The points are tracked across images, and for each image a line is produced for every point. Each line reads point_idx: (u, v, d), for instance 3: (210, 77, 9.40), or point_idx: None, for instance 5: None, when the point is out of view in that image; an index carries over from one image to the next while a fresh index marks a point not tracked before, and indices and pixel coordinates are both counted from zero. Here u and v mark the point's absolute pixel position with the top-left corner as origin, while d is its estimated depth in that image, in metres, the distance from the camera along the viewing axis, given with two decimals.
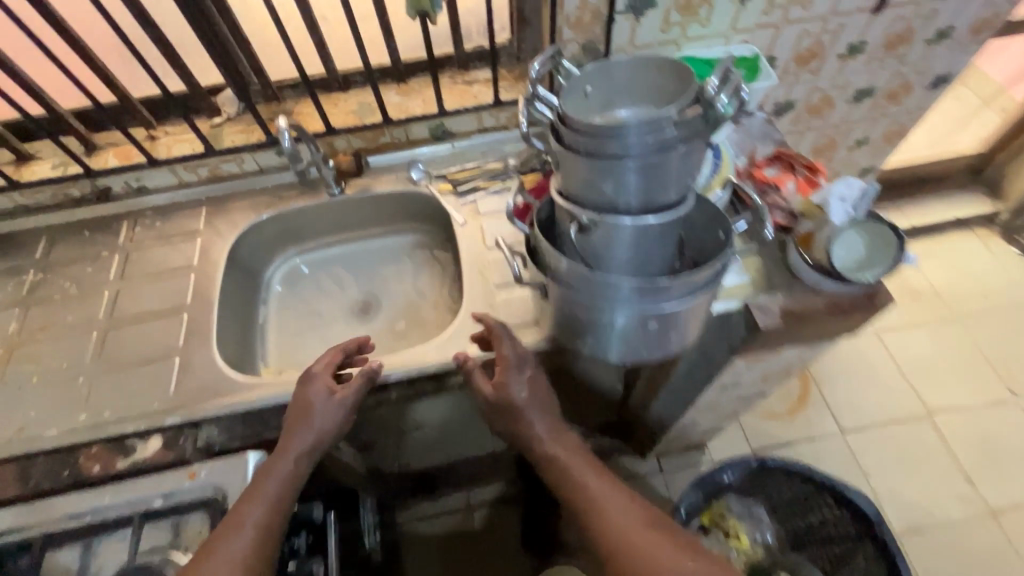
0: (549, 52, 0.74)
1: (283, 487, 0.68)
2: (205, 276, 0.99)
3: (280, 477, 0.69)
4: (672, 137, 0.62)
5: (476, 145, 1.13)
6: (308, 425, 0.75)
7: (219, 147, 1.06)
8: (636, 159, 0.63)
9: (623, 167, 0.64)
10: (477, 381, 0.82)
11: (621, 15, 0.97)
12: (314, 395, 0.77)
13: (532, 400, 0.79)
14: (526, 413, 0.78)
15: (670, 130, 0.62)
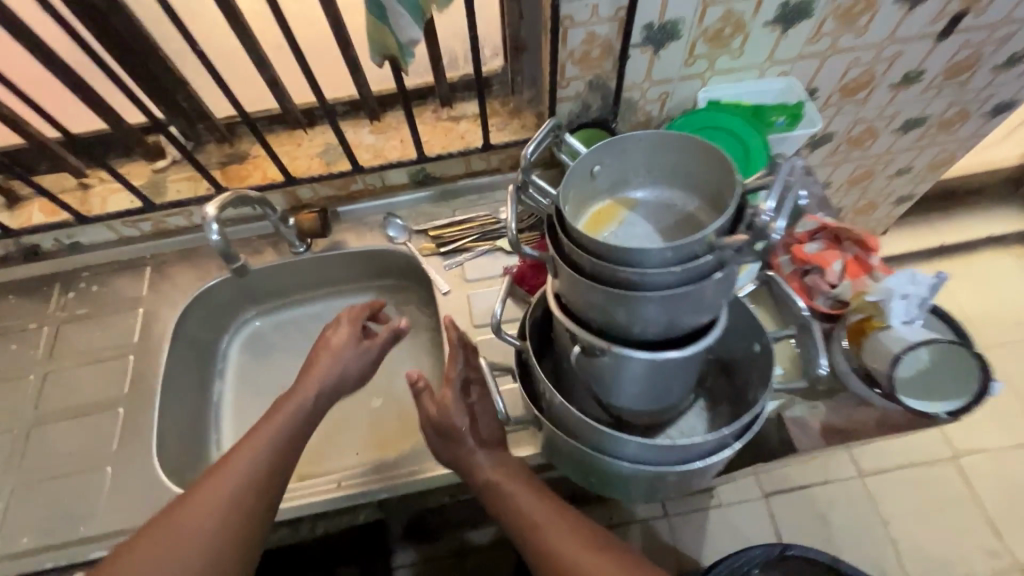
0: (547, 124, 0.58)
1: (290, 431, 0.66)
2: (146, 357, 0.86)
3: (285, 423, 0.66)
4: (706, 266, 0.48)
5: (464, 191, 0.98)
6: (318, 373, 0.70)
7: (161, 199, 0.91)
8: (656, 293, 0.49)
9: (640, 299, 0.50)
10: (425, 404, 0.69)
11: (637, 48, 0.81)
12: (330, 347, 0.72)
13: (474, 425, 0.69)
14: (466, 440, 0.69)
15: (704, 257, 0.48)
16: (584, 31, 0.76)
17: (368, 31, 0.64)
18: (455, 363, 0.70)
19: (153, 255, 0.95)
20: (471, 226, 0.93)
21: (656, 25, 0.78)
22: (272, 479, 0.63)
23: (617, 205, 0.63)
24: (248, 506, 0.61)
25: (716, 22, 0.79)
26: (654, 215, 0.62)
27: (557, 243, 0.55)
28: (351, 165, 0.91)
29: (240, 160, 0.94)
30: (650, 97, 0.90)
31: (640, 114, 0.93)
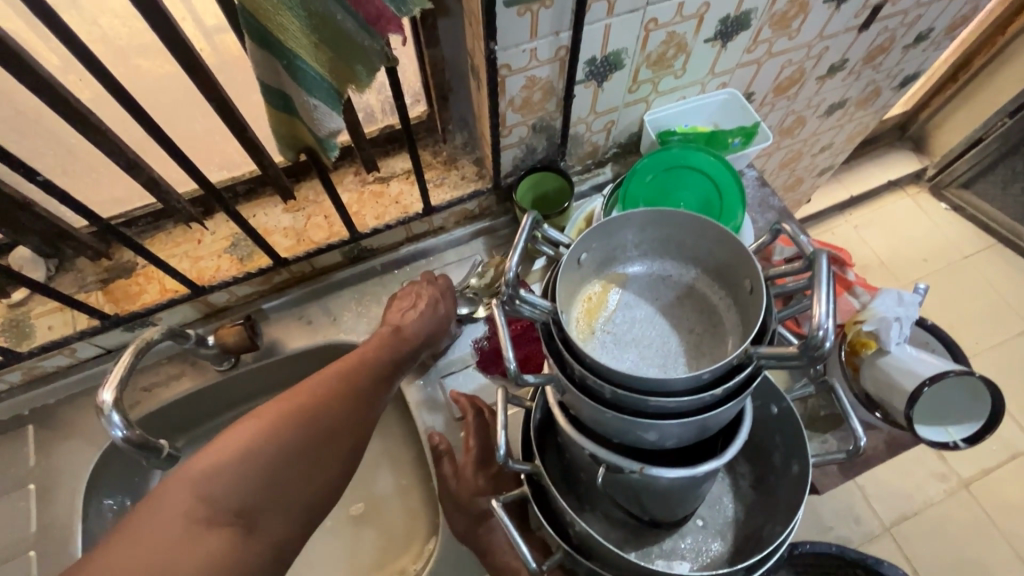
0: (525, 218, 0.49)
1: (390, 361, 0.66)
2: (55, 549, 0.68)
3: (378, 359, 0.65)
4: (741, 381, 0.43)
5: (409, 259, 0.87)
6: (410, 330, 0.70)
7: (31, 344, 0.72)
8: (689, 418, 0.43)
9: (674, 426, 0.44)
10: (444, 469, 0.69)
11: (581, 84, 0.72)
12: (419, 303, 0.73)
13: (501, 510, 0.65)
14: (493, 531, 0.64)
15: (741, 374, 0.43)
16: (524, 77, 0.67)
17: (272, 126, 0.52)
18: (474, 432, 0.70)
19: (31, 410, 0.76)
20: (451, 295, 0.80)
21: (599, 58, 0.70)
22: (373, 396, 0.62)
23: (609, 285, 0.55)
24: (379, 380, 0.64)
25: (659, 46, 0.73)
26: (651, 291, 0.55)
27: (562, 359, 0.47)
28: (271, 260, 0.77)
29: (127, 273, 0.76)
30: (596, 128, 0.83)
31: (587, 146, 0.86)
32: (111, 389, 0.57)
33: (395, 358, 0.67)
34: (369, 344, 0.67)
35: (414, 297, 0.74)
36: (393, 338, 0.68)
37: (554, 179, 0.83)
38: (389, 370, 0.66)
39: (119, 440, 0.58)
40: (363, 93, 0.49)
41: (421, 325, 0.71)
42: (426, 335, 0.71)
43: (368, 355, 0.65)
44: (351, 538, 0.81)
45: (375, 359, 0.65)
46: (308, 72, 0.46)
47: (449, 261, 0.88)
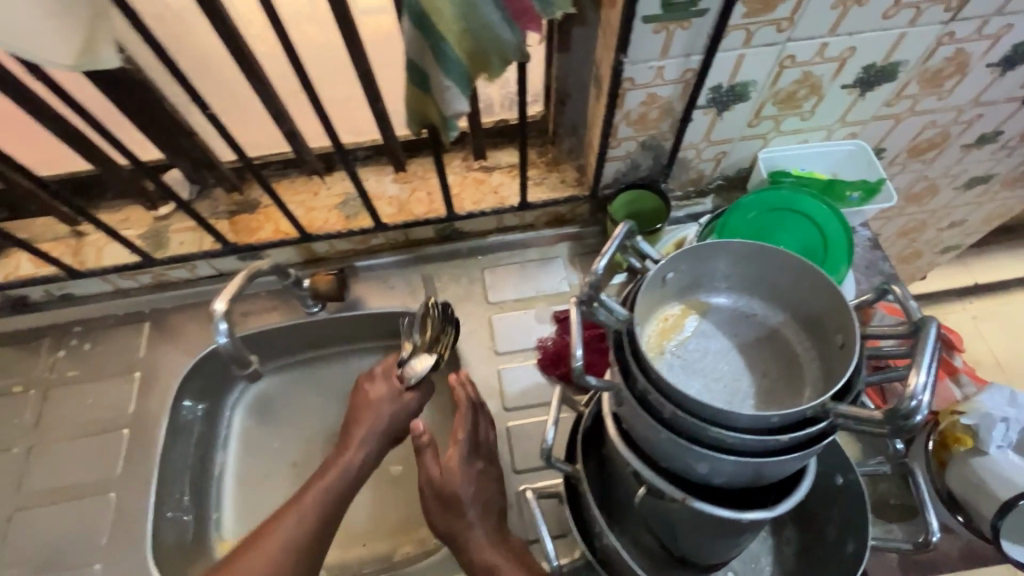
0: (619, 228, 0.50)
1: (331, 496, 0.67)
2: (142, 433, 0.78)
3: (324, 497, 0.66)
4: (810, 435, 0.41)
5: (495, 248, 0.90)
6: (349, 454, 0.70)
7: (164, 253, 0.83)
8: (748, 458, 0.42)
9: (729, 462, 0.43)
10: (427, 464, 0.68)
11: (700, 110, 0.72)
12: (372, 413, 0.73)
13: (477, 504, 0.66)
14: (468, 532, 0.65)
15: (812, 428, 0.41)
16: (644, 93, 0.68)
17: (407, 99, 0.57)
18: (464, 423, 0.69)
19: (149, 310, 0.86)
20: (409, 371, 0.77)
21: (724, 87, 0.69)
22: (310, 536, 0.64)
23: (689, 310, 0.54)
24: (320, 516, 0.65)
25: (791, 84, 0.71)
26: (731, 326, 0.54)
27: (627, 371, 0.47)
28: (373, 222, 0.84)
29: (251, 209, 0.85)
30: (705, 156, 0.82)
31: (692, 173, 0.84)
32: (223, 300, 0.65)
33: (343, 486, 0.68)
34: (317, 481, 0.68)
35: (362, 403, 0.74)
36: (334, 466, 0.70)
37: (653, 199, 0.82)
38: (340, 495, 0.68)
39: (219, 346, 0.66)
40: (493, 81, 0.52)
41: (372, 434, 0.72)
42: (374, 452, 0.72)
43: (316, 492, 0.67)
44: (386, 496, 0.84)
45: (325, 497, 0.66)
46: (452, 56, 0.50)
47: (531, 258, 0.90)
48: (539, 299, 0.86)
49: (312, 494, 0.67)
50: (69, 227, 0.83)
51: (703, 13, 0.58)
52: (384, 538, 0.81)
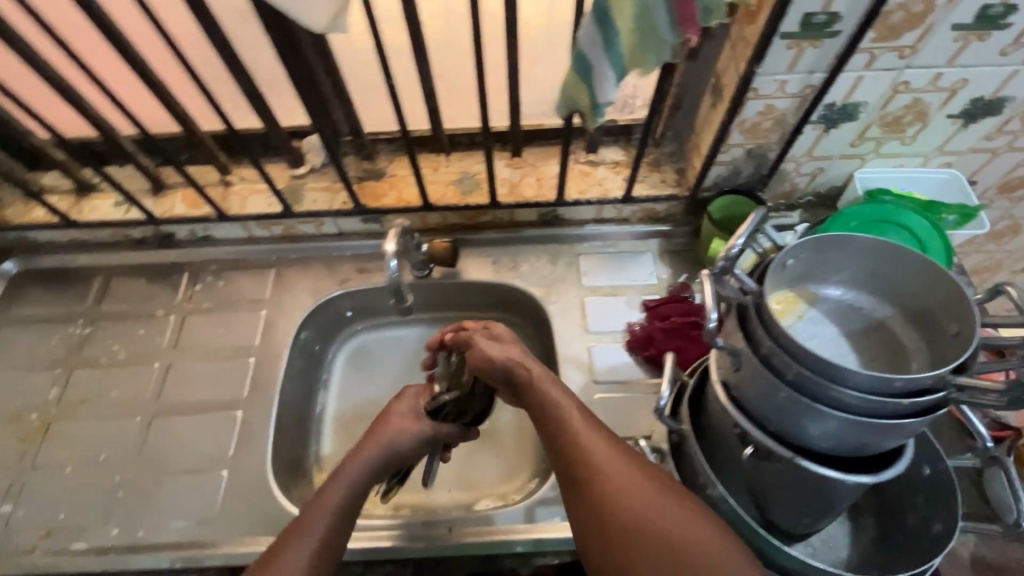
0: (754, 214, 0.55)
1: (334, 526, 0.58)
2: (266, 364, 0.86)
3: (356, 482, 0.62)
4: (924, 404, 0.47)
5: (591, 237, 0.97)
6: (378, 444, 0.65)
7: (299, 207, 0.92)
8: (864, 419, 0.48)
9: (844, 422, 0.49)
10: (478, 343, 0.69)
11: (810, 125, 0.78)
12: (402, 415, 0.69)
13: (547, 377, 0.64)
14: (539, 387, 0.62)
15: (927, 397, 0.46)
16: (763, 103, 0.74)
17: (562, 87, 0.64)
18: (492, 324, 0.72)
19: (276, 258, 0.96)
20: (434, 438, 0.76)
21: (837, 105, 0.75)
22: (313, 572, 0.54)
23: (802, 296, 0.60)
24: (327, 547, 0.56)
25: (900, 108, 0.76)
26: (839, 315, 0.59)
27: (752, 337, 0.53)
28: (487, 200, 0.92)
29: (377, 178, 0.94)
30: (803, 170, 0.87)
31: (787, 185, 0.90)
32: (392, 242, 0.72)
33: (374, 469, 0.64)
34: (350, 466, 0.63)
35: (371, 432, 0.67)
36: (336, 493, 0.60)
37: (750, 205, 0.87)
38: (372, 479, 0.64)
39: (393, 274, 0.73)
40: (645, 74, 0.59)
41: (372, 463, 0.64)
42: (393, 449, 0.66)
43: (352, 477, 0.62)
44: (468, 452, 0.91)
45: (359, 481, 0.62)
46: (617, 47, 0.58)
47: (623, 249, 0.96)
48: (630, 288, 0.92)
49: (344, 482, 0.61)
50: (220, 177, 0.93)
51: (835, 35, 0.65)
52: (467, 489, 0.87)
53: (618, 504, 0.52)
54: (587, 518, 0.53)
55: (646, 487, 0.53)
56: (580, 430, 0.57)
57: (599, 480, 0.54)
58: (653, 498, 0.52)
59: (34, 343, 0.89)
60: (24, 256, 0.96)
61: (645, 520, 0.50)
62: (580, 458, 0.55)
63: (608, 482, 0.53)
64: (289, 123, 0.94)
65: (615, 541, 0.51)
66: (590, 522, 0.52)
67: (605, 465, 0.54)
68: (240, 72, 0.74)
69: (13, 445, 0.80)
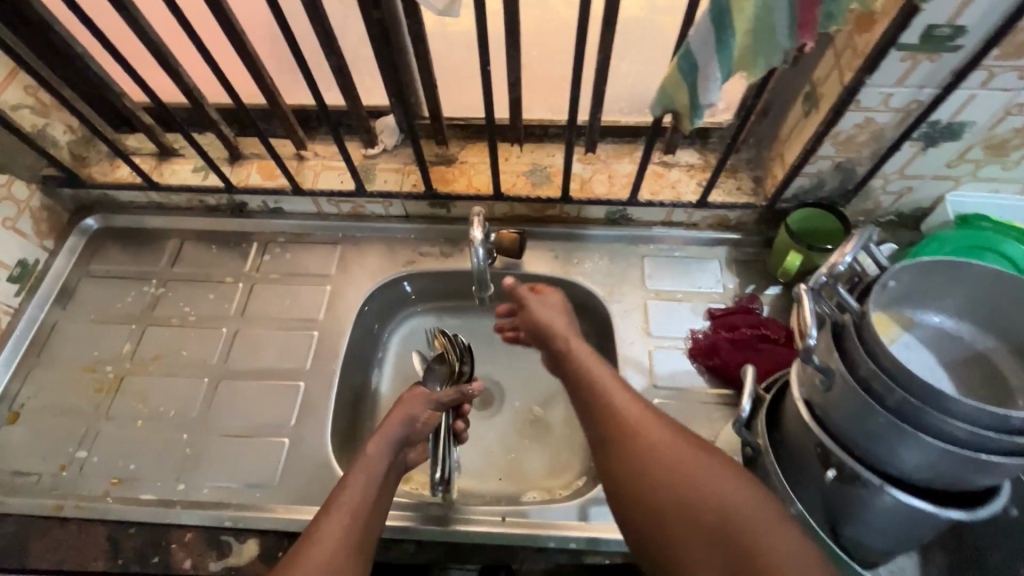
0: (860, 232, 0.53)
1: (370, 494, 0.64)
2: (329, 338, 0.88)
3: (363, 488, 0.64)
4: None
5: (657, 239, 0.95)
6: (376, 450, 0.69)
7: (371, 187, 0.93)
8: (968, 452, 0.46)
9: (946, 453, 0.47)
10: (530, 304, 0.77)
11: (908, 142, 0.74)
12: (407, 409, 0.73)
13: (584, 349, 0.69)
14: (578, 356, 0.68)
15: None
16: (862, 116, 0.71)
17: (662, 84, 0.62)
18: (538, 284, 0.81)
19: (343, 235, 0.98)
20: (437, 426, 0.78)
21: (942, 123, 0.71)
22: (355, 532, 0.60)
23: (899, 321, 0.58)
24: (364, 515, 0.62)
25: (1009, 131, 0.72)
26: (937, 345, 0.57)
27: (849, 357, 0.52)
28: (558, 194, 0.91)
29: (448, 163, 0.95)
30: (890, 189, 0.83)
31: (870, 203, 0.87)
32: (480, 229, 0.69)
33: (380, 476, 0.67)
34: (356, 477, 0.65)
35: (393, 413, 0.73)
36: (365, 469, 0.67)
37: (832, 220, 0.84)
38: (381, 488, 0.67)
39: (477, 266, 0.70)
40: (752, 78, 0.57)
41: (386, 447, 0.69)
42: (399, 442, 0.72)
43: (356, 488, 0.64)
44: (518, 445, 0.91)
45: (366, 488, 0.64)
46: (730, 48, 0.56)
47: (689, 255, 0.94)
48: (695, 294, 0.91)
49: (351, 491, 0.64)
50: (296, 150, 0.95)
51: (955, 49, 0.62)
52: (516, 481, 0.88)
53: (651, 459, 0.54)
54: (619, 471, 0.55)
55: (680, 445, 0.55)
56: (616, 395, 0.61)
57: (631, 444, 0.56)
58: (688, 455, 0.54)
59: (113, 298, 0.93)
60: (105, 213, 0.99)
61: (678, 473, 0.52)
62: (609, 418, 0.59)
63: (642, 439, 0.56)
64: (367, 102, 0.94)
65: (649, 494, 0.52)
66: (624, 475, 0.54)
67: (641, 425, 0.57)
68: (332, 49, 0.75)
69: (88, 394, 0.84)
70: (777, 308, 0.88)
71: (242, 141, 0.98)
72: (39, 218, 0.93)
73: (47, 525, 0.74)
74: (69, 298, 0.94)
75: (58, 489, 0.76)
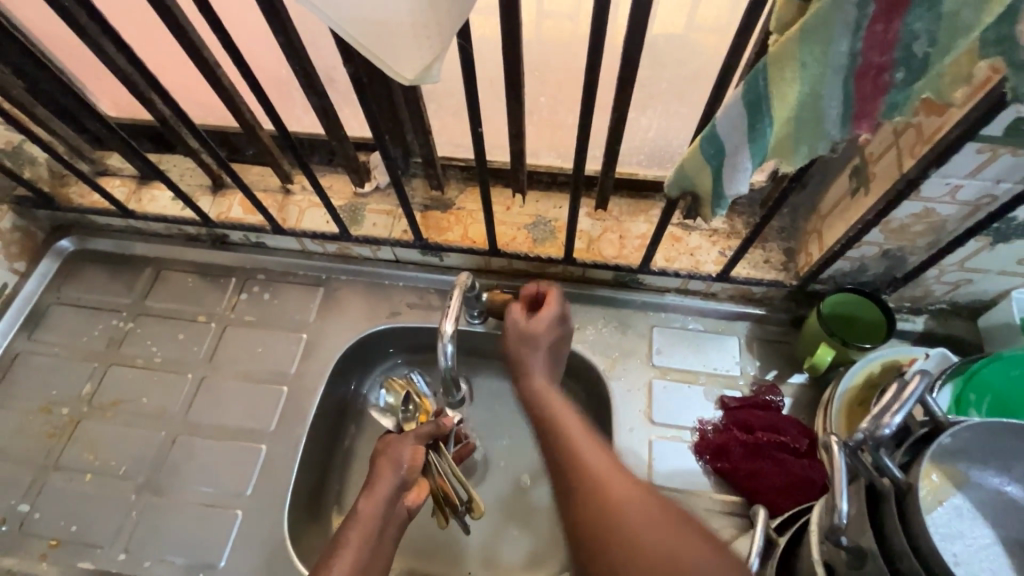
0: (921, 376, 0.43)
1: (365, 552, 0.60)
2: (298, 396, 0.81)
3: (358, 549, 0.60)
4: None
5: (670, 308, 0.85)
6: (368, 507, 0.63)
7: (357, 230, 0.85)
8: None
9: None
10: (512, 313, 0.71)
11: (974, 238, 0.63)
12: (393, 456, 0.67)
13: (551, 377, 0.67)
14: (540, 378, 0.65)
15: None
16: (922, 206, 0.60)
17: (681, 165, 0.53)
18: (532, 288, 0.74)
19: (326, 276, 0.90)
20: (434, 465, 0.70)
21: (1020, 220, 0.59)
22: None
23: (954, 482, 0.47)
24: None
25: None
26: (997, 514, 0.47)
27: (882, 535, 0.43)
28: (561, 253, 0.82)
29: (444, 208, 0.86)
30: (946, 280, 0.72)
31: (919, 291, 0.75)
32: (453, 322, 0.60)
33: (375, 532, 0.62)
34: (348, 537, 0.61)
35: (378, 469, 0.66)
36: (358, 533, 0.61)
37: (871, 310, 0.73)
38: (376, 547, 0.62)
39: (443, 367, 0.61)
40: (791, 170, 0.47)
41: (379, 510, 0.63)
42: (395, 494, 0.65)
43: (348, 550, 0.60)
44: (498, 528, 0.82)
45: (359, 552, 0.60)
46: (765, 138, 0.46)
47: (706, 328, 0.84)
48: (708, 376, 0.80)
49: (344, 555, 0.60)
50: (281, 185, 0.87)
51: None
52: (489, 569, 0.79)
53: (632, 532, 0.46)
54: (567, 506, 0.51)
55: (656, 513, 0.47)
56: (563, 417, 0.59)
57: (585, 485, 0.50)
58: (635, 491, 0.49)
59: (79, 330, 0.88)
60: (81, 235, 0.94)
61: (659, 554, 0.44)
62: (558, 446, 0.56)
63: (604, 485, 0.50)
64: (359, 137, 0.86)
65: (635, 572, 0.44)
66: (583, 525, 0.48)
67: (612, 486, 0.50)
68: (311, 87, 0.66)
69: (40, 438, 0.79)
70: (800, 401, 0.78)
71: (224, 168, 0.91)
72: (10, 240, 0.88)
73: None
74: (36, 325, 0.89)
75: None
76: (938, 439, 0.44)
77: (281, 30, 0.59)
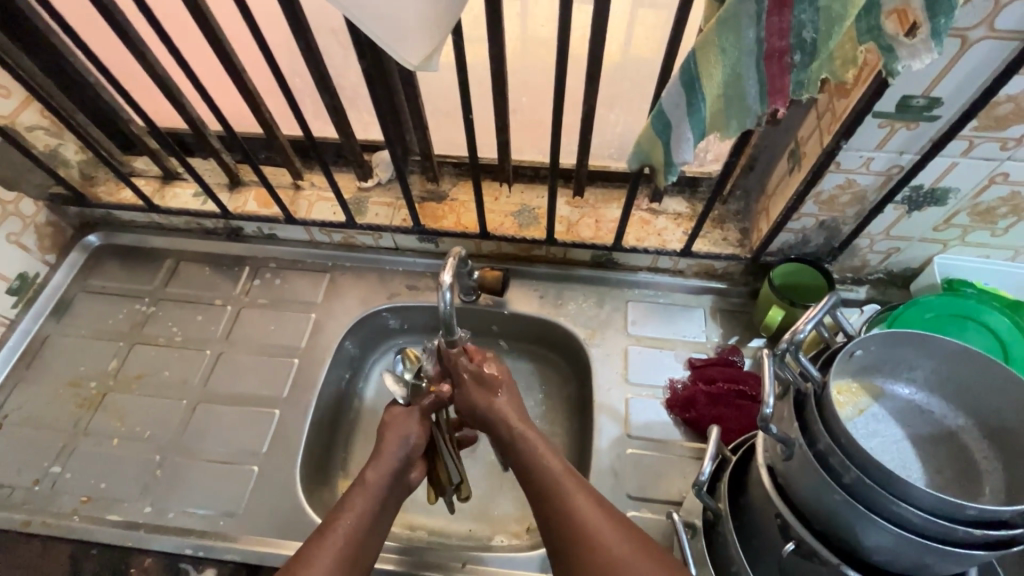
0: (826, 298, 0.53)
1: (369, 502, 0.64)
2: (309, 367, 0.89)
3: (365, 507, 0.64)
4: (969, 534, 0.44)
5: (643, 284, 0.95)
6: (375, 477, 0.67)
7: (361, 220, 0.95)
8: (908, 533, 0.45)
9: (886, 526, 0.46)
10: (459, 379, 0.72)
11: (892, 206, 0.74)
12: (400, 430, 0.71)
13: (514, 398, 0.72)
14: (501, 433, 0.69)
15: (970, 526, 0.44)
16: (844, 177, 0.71)
17: (639, 141, 0.63)
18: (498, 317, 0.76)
19: (332, 263, 0.99)
20: (435, 442, 0.75)
21: (926, 188, 0.71)
22: (364, 535, 0.62)
23: (865, 390, 0.56)
24: (369, 526, 0.63)
25: (995, 200, 0.71)
26: (904, 416, 0.56)
27: (809, 430, 0.50)
28: (544, 235, 0.92)
29: (439, 200, 0.96)
30: (878, 249, 0.82)
31: (857, 260, 0.85)
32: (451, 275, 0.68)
33: (379, 502, 0.65)
34: (354, 502, 0.64)
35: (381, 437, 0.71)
36: (366, 492, 0.65)
37: (816, 276, 0.83)
38: (378, 517, 0.65)
39: (443, 306, 0.67)
40: (725, 141, 0.57)
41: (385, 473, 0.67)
42: (402, 466, 0.69)
43: (354, 513, 0.63)
44: (494, 488, 0.89)
45: (365, 516, 0.63)
46: (701, 113, 0.56)
47: (675, 302, 0.94)
48: (678, 342, 0.89)
49: (349, 514, 0.63)
50: (293, 181, 0.97)
51: (933, 119, 0.62)
52: (483, 523, 0.86)
53: (604, 568, 0.56)
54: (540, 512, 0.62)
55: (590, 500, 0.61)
56: (540, 454, 0.65)
57: (554, 493, 0.61)
58: (609, 523, 0.59)
59: (105, 314, 0.96)
60: (107, 231, 1.03)
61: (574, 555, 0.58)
62: (529, 456, 0.65)
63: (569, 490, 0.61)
64: (364, 138, 0.97)
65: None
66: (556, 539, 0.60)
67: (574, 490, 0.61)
68: (326, 87, 0.77)
69: (70, 408, 0.86)
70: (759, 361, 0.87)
71: (241, 168, 1.01)
72: (43, 233, 0.97)
73: (14, 540, 0.76)
74: (64, 312, 0.96)
75: (29, 504, 0.78)
76: (843, 348, 0.53)
77: (303, 37, 0.70)
